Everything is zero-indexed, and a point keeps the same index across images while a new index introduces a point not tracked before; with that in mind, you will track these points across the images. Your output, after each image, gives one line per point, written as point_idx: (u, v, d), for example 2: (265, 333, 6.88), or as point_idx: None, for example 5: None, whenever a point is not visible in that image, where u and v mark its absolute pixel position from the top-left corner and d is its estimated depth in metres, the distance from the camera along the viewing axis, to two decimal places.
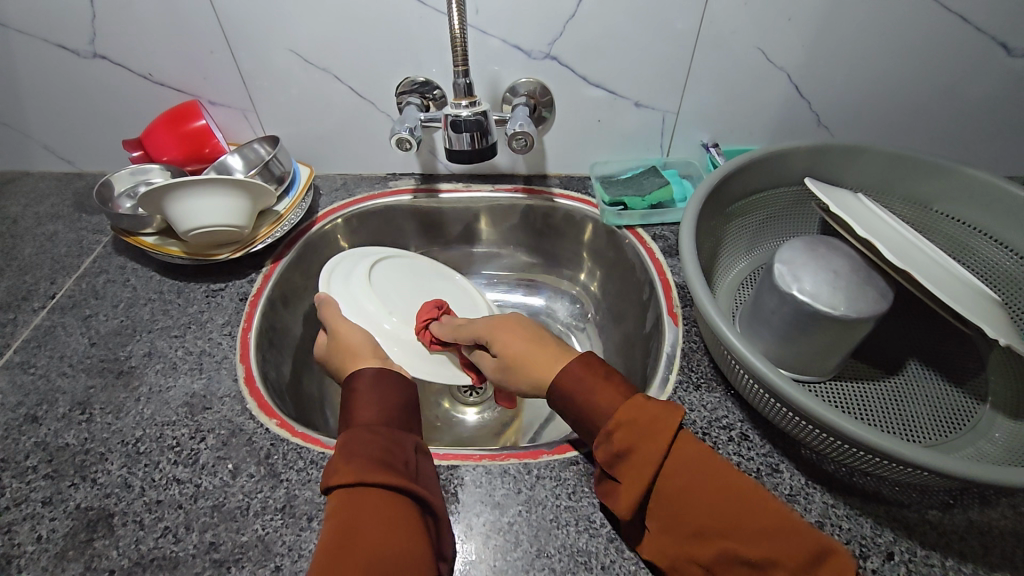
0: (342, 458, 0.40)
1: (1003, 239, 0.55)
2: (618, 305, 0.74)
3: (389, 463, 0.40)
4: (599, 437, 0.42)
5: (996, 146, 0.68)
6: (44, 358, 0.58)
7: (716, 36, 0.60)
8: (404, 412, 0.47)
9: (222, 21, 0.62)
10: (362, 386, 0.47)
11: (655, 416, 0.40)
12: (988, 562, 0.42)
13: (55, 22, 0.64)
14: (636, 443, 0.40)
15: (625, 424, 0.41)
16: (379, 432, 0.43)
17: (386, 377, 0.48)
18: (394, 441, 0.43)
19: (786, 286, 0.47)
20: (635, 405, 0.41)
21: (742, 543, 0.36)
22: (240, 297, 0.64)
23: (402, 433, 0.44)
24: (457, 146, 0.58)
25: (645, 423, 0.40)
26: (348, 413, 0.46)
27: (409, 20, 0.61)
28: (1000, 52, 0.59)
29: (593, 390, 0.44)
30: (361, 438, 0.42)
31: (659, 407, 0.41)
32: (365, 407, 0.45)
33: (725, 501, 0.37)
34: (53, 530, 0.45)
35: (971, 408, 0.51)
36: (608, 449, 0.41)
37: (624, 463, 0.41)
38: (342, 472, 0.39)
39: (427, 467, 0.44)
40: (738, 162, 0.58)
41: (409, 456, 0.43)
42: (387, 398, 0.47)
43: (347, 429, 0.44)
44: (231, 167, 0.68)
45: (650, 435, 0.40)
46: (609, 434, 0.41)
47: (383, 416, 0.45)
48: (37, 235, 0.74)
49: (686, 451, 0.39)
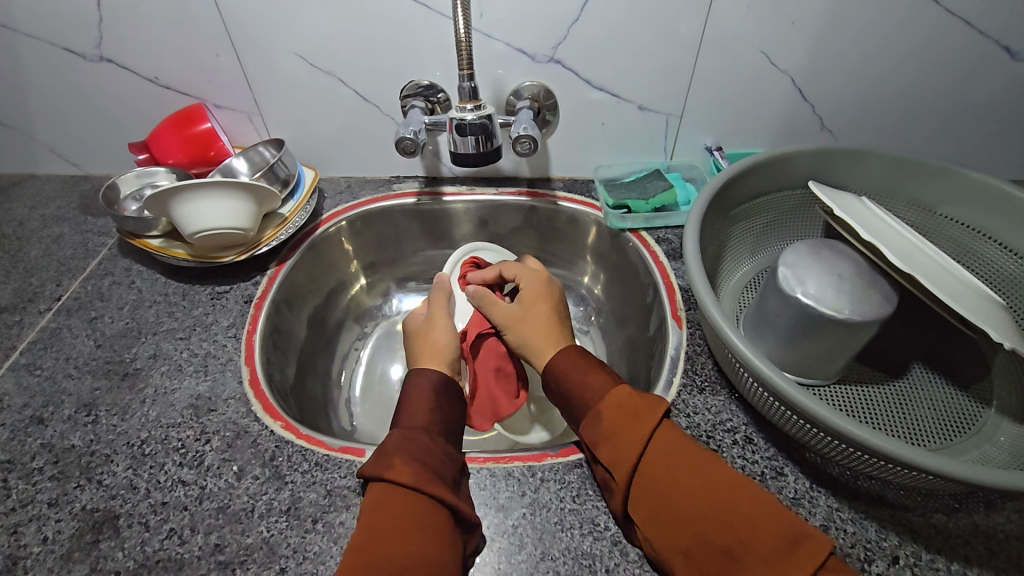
0: (400, 455, 0.41)
1: (1005, 242, 0.55)
2: (622, 308, 0.74)
3: (440, 475, 0.41)
4: (587, 419, 0.46)
5: (998, 149, 0.68)
6: (50, 360, 0.58)
7: (719, 39, 0.60)
8: (455, 427, 0.47)
9: (228, 25, 0.62)
10: (425, 392, 0.48)
11: (638, 405, 0.44)
12: (993, 565, 0.42)
13: (62, 26, 0.64)
14: (620, 428, 0.43)
15: (612, 410, 0.44)
16: (434, 442, 0.44)
17: (447, 388, 0.49)
18: (445, 457, 0.43)
19: (790, 289, 0.47)
20: (620, 394, 0.45)
21: (721, 530, 0.36)
22: (245, 298, 0.64)
23: (451, 448, 0.45)
24: (462, 149, 0.58)
25: (629, 409, 0.44)
26: (401, 412, 0.47)
27: (414, 24, 0.61)
28: (1002, 55, 0.59)
29: (585, 372, 0.49)
30: (415, 440, 0.43)
31: (644, 399, 0.44)
32: (420, 412, 0.46)
33: (714, 489, 0.38)
34: (59, 532, 0.45)
35: (976, 412, 0.51)
36: (594, 427, 0.45)
37: (607, 448, 0.43)
38: (395, 471, 0.40)
39: (463, 486, 0.45)
40: (741, 166, 0.58)
41: (455, 473, 0.43)
42: (443, 407, 0.48)
43: (399, 428, 0.45)
44: (236, 170, 0.69)
45: (638, 421, 0.42)
46: (598, 414, 0.45)
47: (436, 424, 0.46)
48: (43, 238, 0.74)
49: (672, 441, 0.42)
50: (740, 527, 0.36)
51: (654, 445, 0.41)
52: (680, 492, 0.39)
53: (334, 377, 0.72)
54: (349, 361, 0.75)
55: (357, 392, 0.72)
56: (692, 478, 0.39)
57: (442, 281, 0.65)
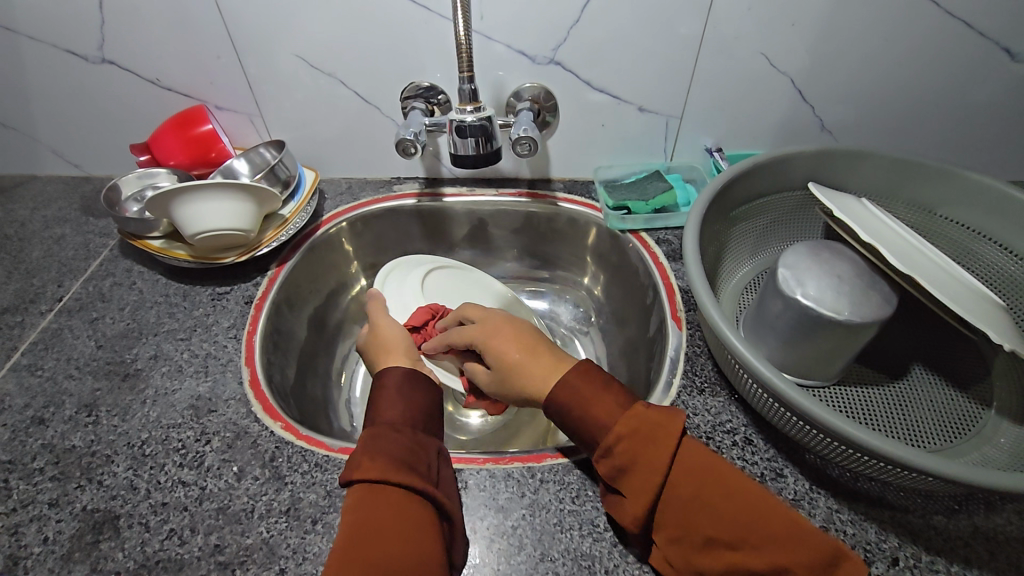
0: (367, 454, 0.40)
1: (1005, 243, 0.55)
2: (622, 309, 0.74)
3: (413, 466, 0.41)
4: (601, 450, 0.42)
5: (998, 151, 0.68)
6: (52, 360, 0.59)
7: (719, 40, 0.60)
8: (429, 416, 0.47)
9: (229, 27, 0.62)
10: (390, 386, 0.47)
11: (656, 427, 0.40)
12: (993, 567, 0.42)
13: (64, 28, 0.64)
14: (638, 456, 0.40)
15: (629, 437, 0.41)
16: (405, 432, 0.43)
17: (414, 380, 0.48)
18: (418, 445, 0.43)
19: (790, 290, 0.47)
20: (635, 418, 0.41)
21: (749, 551, 0.37)
22: (246, 300, 0.64)
23: (423, 435, 0.44)
24: (462, 151, 0.58)
25: (647, 432, 0.40)
26: (372, 411, 0.46)
27: (414, 25, 0.61)
28: (1002, 56, 0.59)
29: (592, 400, 0.44)
30: (384, 437, 0.42)
31: (660, 417, 0.41)
32: (392, 411, 0.45)
33: (735, 506, 0.38)
34: (60, 532, 0.45)
35: (976, 413, 0.51)
36: (611, 462, 0.41)
37: (628, 473, 0.40)
38: (364, 468, 0.39)
39: (446, 470, 0.44)
40: (740, 168, 0.58)
41: (431, 460, 0.43)
42: (412, 398, 0.47)
43: (370, 425, 0.44)
44: (237, 171, 0.70)
45: (658, 445, 0.39)
46: (610, 444, 0.41)
47: (406, 416, 0.45)
48: (45, 238, 0.74)
49: (692, 460, 0.39)
50: (769, 550, 0.36)
51: (675, 466, 0.39)
52: (699, 509, 0.38)
53: (334, 377, 0.72)
54: (349, 361, 0.75)
55: (358, 393, 0.72)
56: (711, 495, 0.38)
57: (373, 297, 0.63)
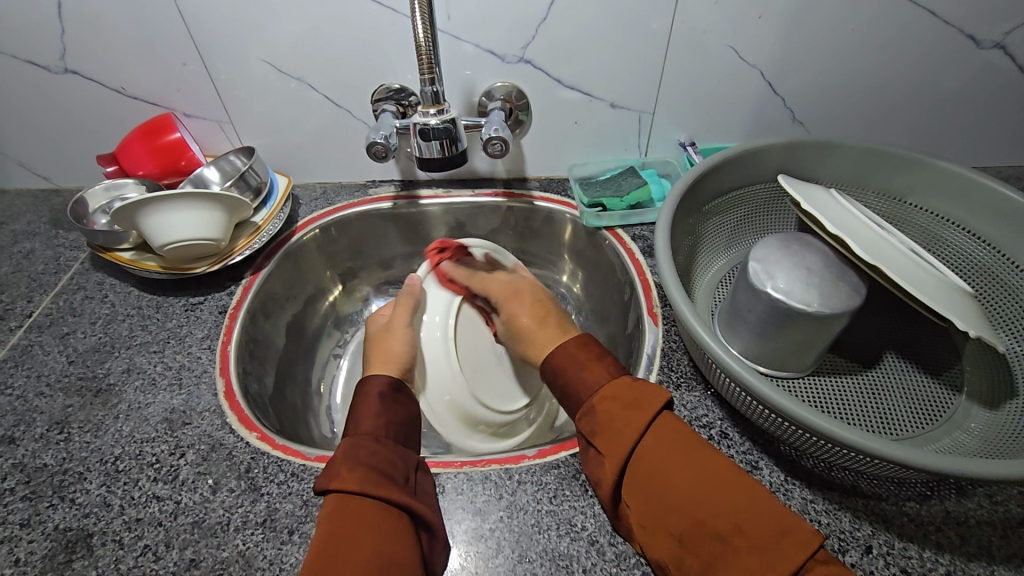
0: (346, 464, 0.40)
1: (974, 230, 0.55)
2: (602, 306, 0.74)
3: (389, 476, 0.41)
4: (583, 409, 0.45)
5: (967, 137, 0.69)
6: (21, 378, 0.58)
7: (688, 34, 0.60)
8: (405, 425, 0.48)
9: (193, 33, 0.61)
10: (371, 393, 0.48)
11: (638, 394, 0.43)
12: (964, 552, 0.42)
13: (25, 39, 0.63)
14: (614, 417, 0.43)
15: (610, 401, 0.44)
16: (383, 444, 0.44)
17: (393, 391, 0.49)
18: (396, 455, 0.44)
19: (761, 284, 0.48)
20: (618, 385, 0.45)
21: (712, 517, 0.36)
22: (219, 310, 0.63)
23: (402, 446, 0.45)
24: (427, 154, 0.57)
25: (627, 402, 0.43)
26: (352, 419, 0.46)
27: (380, 27, 0.60)
28: (968, 45, 0.60)
29: (582, 366, 0.48)
30: (363, 447, 0.42)
31: (646, 392, 0.43)
32: (365, 417, 0.46)
33: (704, 474, 0.38)
34: (32, 553, 0.45)
35: (946, 399, 0.52)
36: (590, 421, 0.44)
37: (602, 435, 0.43)
38: (343, 479, 0.39)
39: (423, 482, 0.45)
40: (711, 162, 0.58)
41: (409, 471, 0.43)
42: (388, 409, 0.47)
43: (347, 435, 0.45)
44: (208, 179, 0.68)
45: (636, 411, 0.42)
46: (593, 405, 0.45)
47: (387, 428, 0.46)
48: (14, 253, 0.73)
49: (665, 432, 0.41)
50: (731, 512, 0.36)
51: (650, 435, 0.41)
52: (667, 480, 0.39)
53: (314, 385, 0.72)
54: (328, 368, 0.75)
55: (338, 400, 0.72)
56: (681, 465, 0.39)
57: (409, 285, 0.63)
